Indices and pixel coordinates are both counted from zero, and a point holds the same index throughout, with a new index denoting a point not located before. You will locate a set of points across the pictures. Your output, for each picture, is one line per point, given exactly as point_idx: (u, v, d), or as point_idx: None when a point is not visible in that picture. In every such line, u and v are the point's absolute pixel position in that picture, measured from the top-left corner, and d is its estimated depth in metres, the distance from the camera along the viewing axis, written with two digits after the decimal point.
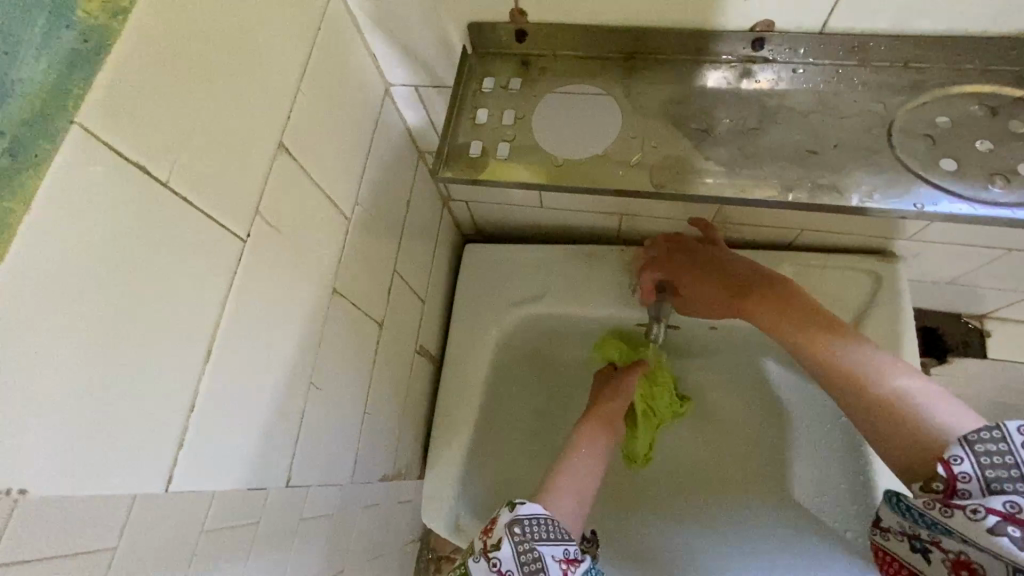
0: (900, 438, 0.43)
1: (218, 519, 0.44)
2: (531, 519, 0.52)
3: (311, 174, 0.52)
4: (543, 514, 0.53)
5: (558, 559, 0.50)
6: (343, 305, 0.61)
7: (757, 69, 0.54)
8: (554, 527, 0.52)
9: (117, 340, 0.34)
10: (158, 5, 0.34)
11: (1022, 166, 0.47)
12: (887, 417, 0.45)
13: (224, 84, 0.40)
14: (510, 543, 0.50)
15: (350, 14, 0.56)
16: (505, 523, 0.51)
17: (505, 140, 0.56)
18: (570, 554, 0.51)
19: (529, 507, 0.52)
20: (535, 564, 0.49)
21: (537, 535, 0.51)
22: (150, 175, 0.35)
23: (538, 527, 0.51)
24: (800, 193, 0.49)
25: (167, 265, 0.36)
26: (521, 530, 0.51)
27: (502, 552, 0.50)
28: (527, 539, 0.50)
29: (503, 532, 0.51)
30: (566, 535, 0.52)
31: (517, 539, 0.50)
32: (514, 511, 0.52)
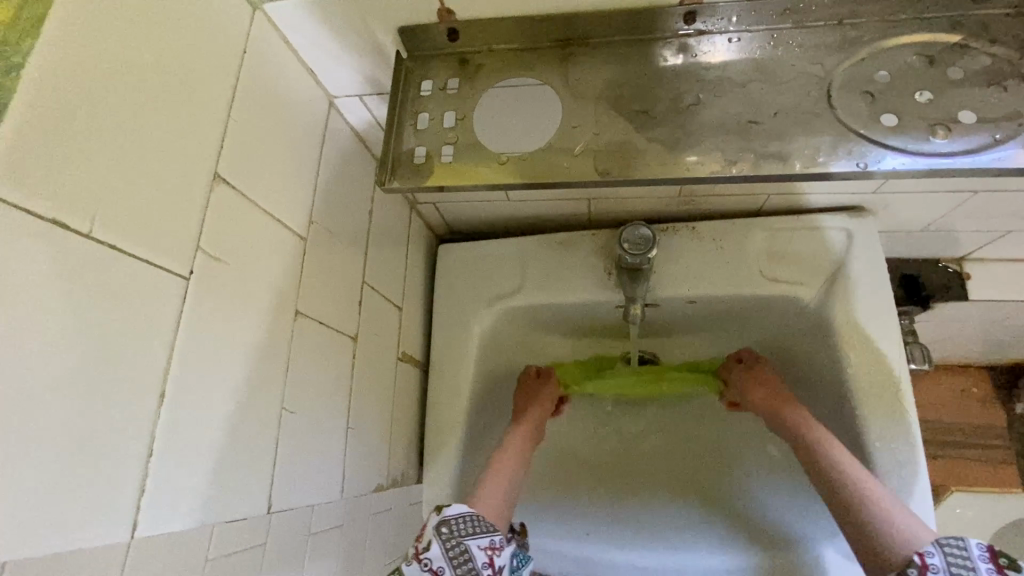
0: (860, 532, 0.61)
1: (218, 543, 0.46)
2: (457, 519, 0.60)
3: (255, 201, 0.52)
4: (469, 512, 0.61)
5: (484, 549, 0.58)
6: (310, 324, 0.60)
7: (692, 43, 0.53)
8: (478, 522, 0.60)
9: (57, 398, 0.34)
10: (54, 60, 0.33)
11: (962, 113, 0.46)
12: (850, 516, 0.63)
13: (144, 126, 0.39)
14: (439, 542, 0.58)
15: (277, 33, 0.55)
16: (434, 525, 0.59)
17: (448, 143, 0.55)
18: (495, 542, 0.59)
19: (454, 508, 0.61)
20: (464, 558, 0.57)
21: (464, 532, 0.59)
22: (69, 231, 0.34)
23: (464, 523, 0.59)
24: (745, 166, 0.48)
25: (102, 314, 0.36)
26: (448, 528, 0.59)
27: (432, 551, 0.57)
28: (456, 536, 0.58)
29: (432, 533, 0.59)
30: (491, 527, 0.60)
31: (446, 538, 0.58)
32: (441, 514, 0.60)
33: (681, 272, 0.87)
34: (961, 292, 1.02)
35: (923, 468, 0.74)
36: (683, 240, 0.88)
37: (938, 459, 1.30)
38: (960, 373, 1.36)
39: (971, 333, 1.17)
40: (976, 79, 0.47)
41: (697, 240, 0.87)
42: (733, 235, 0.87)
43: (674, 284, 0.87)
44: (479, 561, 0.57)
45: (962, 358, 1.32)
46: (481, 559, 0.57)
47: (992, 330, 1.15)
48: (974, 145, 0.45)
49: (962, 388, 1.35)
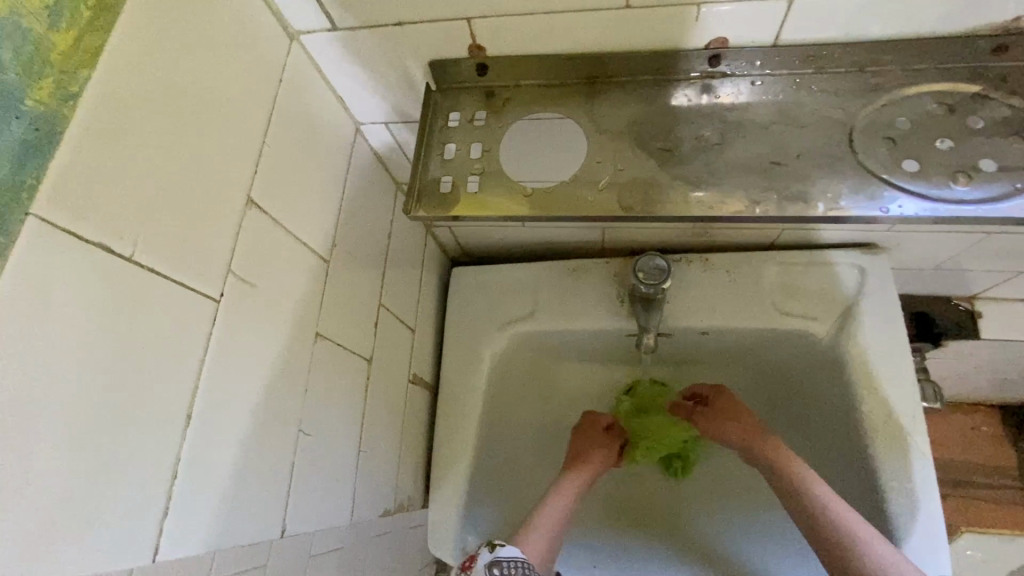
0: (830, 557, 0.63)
1: (219, 566, 0.44)
2: (510, 562, 0.57)
3: (283, 225, 0.53)
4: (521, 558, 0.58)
5: None
6: (328, 346, 0.61)
7: (715, 84, 0.54)
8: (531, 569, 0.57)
9: (90, 417, 0.34)
10: (111, 91, 0.35)
11: (982, 161, 0.47)
12: (826, 551, 0.63)
13: (184, 152, 0.40)
14: None
15: (311, 62, 0.57)
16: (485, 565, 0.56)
17: (474, 173, 0.56)
18: None
19: (507, 550, 0.58)
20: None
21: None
22: (113, 253, 0.35)
23: (517, 569, 0.56)
24: (767, 206, 0.49)
25: (137, 336, 0.37)
26: (500, 570, 0.56)
27: None
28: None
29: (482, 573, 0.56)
30: None
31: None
32: (493, 553, 0.58)
33: (694, 304, 0.88)
34: (972, 330, 1.02)
35: (937, 505, 0.73)
36: (697, 272, 0.89)
37: (948, 500, 1.28)
38: (970, 411, 1.35)
39: (980, 372, 1.16)
40: (995, 129, 0.48)
41: (710, 272, 0.88)
42: (747, 268, 0.87)
43: (687, 315, 0.88)
44: None
45: (972, 396, 1.31)
46: None
47: (1003, 369, 1.14)
48: (995, 193, 0.46)
49: (972, 427, 1.34)
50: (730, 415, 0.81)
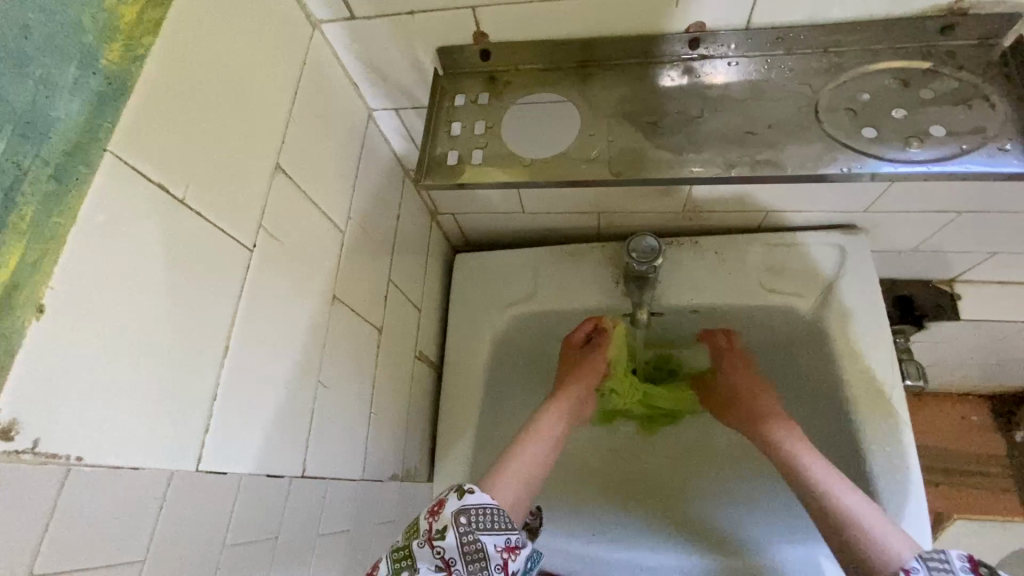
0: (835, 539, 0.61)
1: (239, 526, 0.47)
2: (477, 510, 0.54)
3: (306, 191, 0.58)
4: (490, 505, 0.55)
5: (501, 548, 0.52)
6: (344, 310, 0.66)
7: (696, 65, 0.60)
8: (498, 517, 0.54)
9: (150, 332, 0.39)
10: (169, 55, 0.40)
11: (933, 127, 0.53)
12: (821, 514, 0.64)
13: (226, 114, 0.46)
14: (455, 531, 0.52)
15: (331, 49, 0.63)
16: (452, 512, 0.53)
17: (478, 148, 0.62)
18: (512, 542, 0.54)
19: (476, 496, 0.54)
20: (477, 553, 0.51)
21: (481, 524, 0.53)
22: (168, 194, 0.40)
23: (484, 517, 0.54)
24: (742, 169, 0.54)
25: (187, 269, 0.42)
26: (467, 519, 0.53)
27: (446, 542, 0.51)
28: (471, 528, 0.52)
29: (448, 521, 0.52)
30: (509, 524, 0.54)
31: (462, 528, 0.52)
32: (461, 500, 0.54)
33: (685, 283, 0.93)
34: (953, 313, 1.07)
35: (914, 464, 0.78)
36: (688, 254, 0.94)
37: (940, 486, 1.32)
38: (961, 400, 1.39)
39: (967, 357, 1.21)
40: (944, 100, 0.54)
41: (700, 253, 0.93)
42: (734, 249, 0.92)
43: (678, 294, 0.93)
44: (492, 560, 0.51)
45: (960, 385, 1.35)
46: (495, 560, 0.52)
47: (986, 354, 1.18)
48: (943, 154, 0.51)
49: (962, 416, 1.38)
50: (743, 389, 0.87)
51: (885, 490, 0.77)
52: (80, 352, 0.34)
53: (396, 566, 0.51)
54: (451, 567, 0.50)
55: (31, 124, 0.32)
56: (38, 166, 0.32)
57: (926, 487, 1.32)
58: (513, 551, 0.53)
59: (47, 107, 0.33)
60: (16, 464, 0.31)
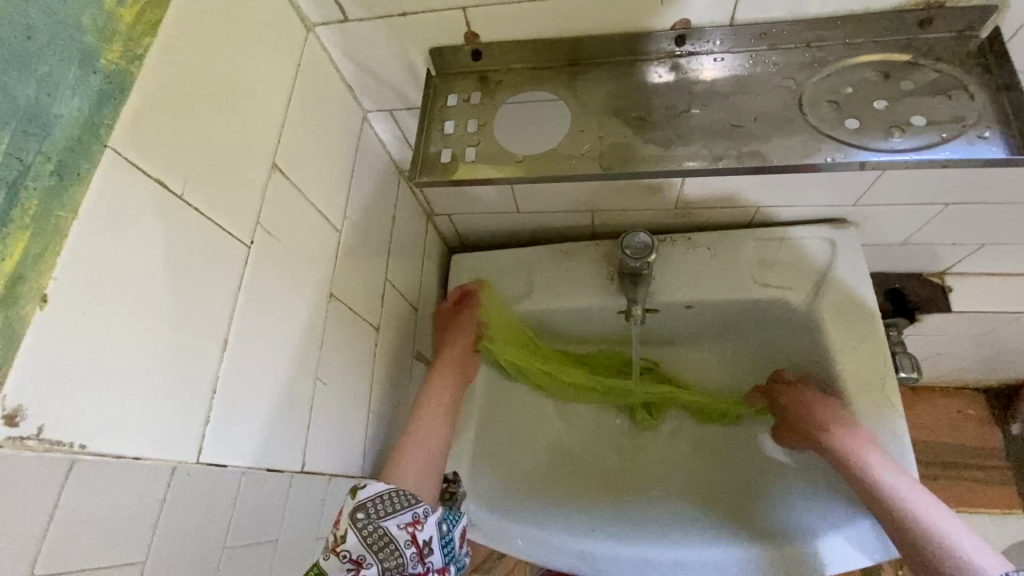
0: (921, 555, 0.66)
1: (237, 532, 0.48)
2: (372, 501, 0.59)
3: (303, 191, 0.59)
4: (384, 493, 0.60)
5: (404, 526, 0.59)
6: (340, 308, 0.66)
7: (682, 62, 0.61)
8: (395, 500, 0.60)
9: (151, 326, 0.39)
10: (167, 54, 0.41)
11: (913, 118, 0.54)
12: (907, 541, 0.68)
13: (224, 114, 0.47)
14: (354, 530, 0.56)
15: (325, 52, 0.64)
16: (349, 512, 0.57)
17: (471, 146, 0.63)
18: (417, 516, 0.61)
19: (369, 491, 0.59)
20: (381, 540, 0.57)
21: (381, 513, 0.58)
22: (168, 190, 0.41)
23: (381, 505, 0.59)
24: (729, 161, 0.55)
25: (187, 263, 0.43)
26: (363, 514, 0.57)
27: (348, 543, 0.55)
28: (370, 520, 0.57)
29: (349, 522, 0.56)
30: (411, 502, 0.62)
31: (360, 524, 0.56)
32: (356, 498, 0.58)
33: (679, 278, 0.94)
34: (944, 305, 1.08)
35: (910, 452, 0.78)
36: (681, 250, 0.95)
37: (936, 479, 1.32)
38: (955, 395, 1.40)
39: (960, 350, 1.22)
40: (924, 91, 0.55)
41: (693, 249, 0.95)
42: (726, 244, 0.94)
43: (671, 290, 0.94)
44: (401, 542, 0.58)
45: (955, 378, 1.36)
46: (403, 541, 0.58)
47: (979, 346, 1.20)
48: (924, 143, 0.53)
49: (958, 410, 1.39)
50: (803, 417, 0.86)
51: None
52: (84, 341, 0.35)
53: None
54: (360, 563, 0.55)
55: (35, 120, 0.33)
56: (40, 161, 0.33)
57: (923, 480, 1.32)
58: (417, 525, 0.60)
59: (50, 105, 0.34)
60: (20, 450, 0.31)
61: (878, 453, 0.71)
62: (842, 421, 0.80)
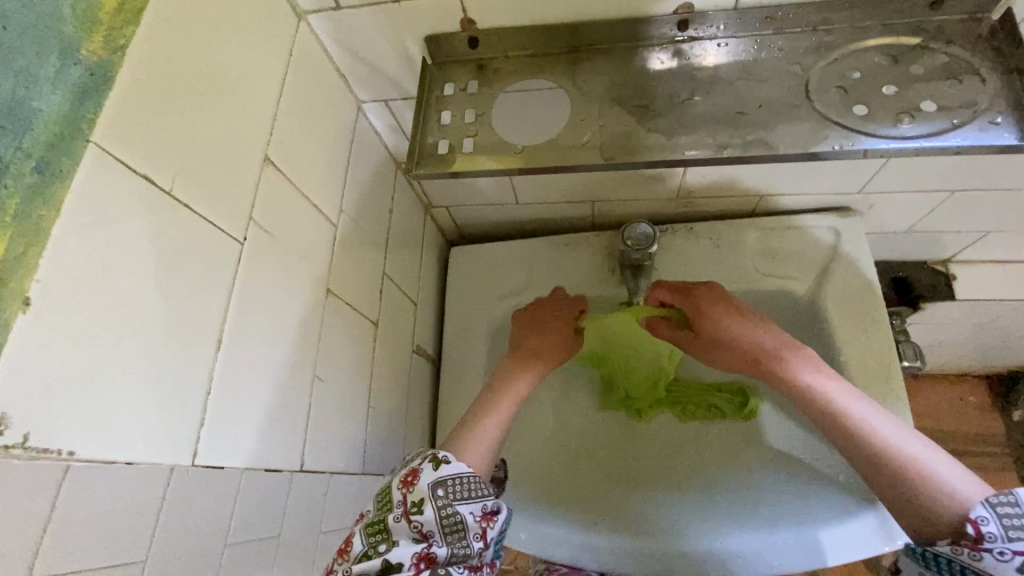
0: (912, 510, 0.47)
1: (237, 529, 0.47)
2: (453, 480, 0.52)
3: (297, 184, 0.58)
4: (467, 474, 0.53)
5: (476, 517, 0.51)
6: (337, 304, 0.65)
7: (685, 47, 0.60)
8: (474, 486, 0.52)
9: (142, 327, 0.38)
10: (152, 43, 0.40)
11: (924, 103, 0.53)
12: (902, 494, 0.48)
13: (211, 105, 0.46)
14: (433, 505, 0.50)
15: (317, 41, 0.62)
16: (428, 485, 0.51)
17: (469, 136, 0.61)
18: (488, 510, 0.52)
19: (452, 468, 0.52)
20: (455, 526, 0.50)
21: (458, 495, 0.51)
22: (156, 186, 0.40)
23: (461, 487, 0.52)
24: (734, 150, 0.54)
25: (177, 260, 0.41)
26: (444, 490, 0.51)
27: (424, 517, 0.49)
28: (449, 500, 0.50)
29: (425, 495, 0.50)
30: (486, 492, 0.52)
31: (439, 503, 0.50)
32: (437, 471, 0.52)
33: (681, 269, 0.93)
34: (948, 293, 1.07)
35: None
36: (683, 241, 0.94)
37: None
38: (956, 382, 1.39)
39: (962, 338, 1.21)
40: (935, 75, 0.54)
41: (695, 240, 0.93)
42: (729, 233, 0.92)
43: (673, 281, 0.93)
44: (470, 533, 0.50)
45: (956, 366, 1.36)
46: (473, 531, 0.51)
47: (982, 333, 1.19)
48: (934, 129, 0.51)
49: (959, 397, 1.38)
50: (715, 311, 0.67)
51: None
52: (71, 343, 0.34)
53: (371, 540, 0.49)
54: (429, 538, 0.49)
55: (13, 114, 0.32)
56: (20, 158, 0.32)
57: None
58: (491, 520, 0.52)
59: (29, 98, 0.32)
60: (7, 458, 0.30)
61: (824, 369, 0.59)
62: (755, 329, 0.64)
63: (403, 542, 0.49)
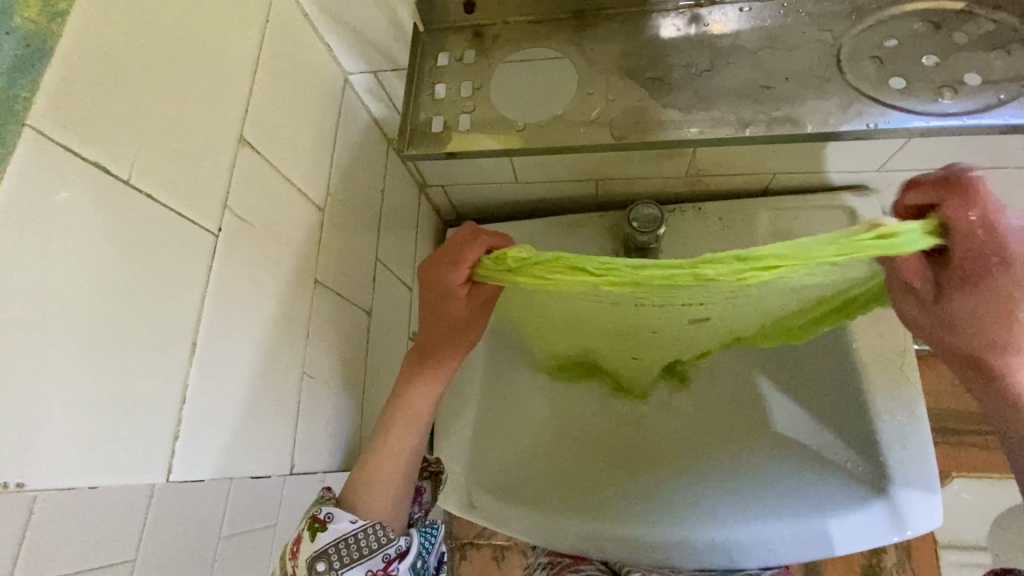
0: None
1: (231, 521, 0.46)
2: (337, 544, 0.49)
3: (277, 167, 0.53)
4: (353, 532, 0.50)
5: (376, 572, 0.50)
6: (325, 295, 0.61)
7: (703, 13, 0.54)
8: (362, 543, 0.50)
9: (101, 336, 0.35)
10: (100, 7, 0.35)
11: (968, 76, 0.48)
12: None
13: (175, 81, 0.40)
14: None
15: (296, 4, 0.56)
16: (310, 559, 0.48)
17: (466, 112, 0.56)
18: (388, 558, 0.50)
19: (331, 529, 0.49)
20: None
21: (345, 559, 0.49)
22: (110, 175, 0.35)
23: (346, 550, 0.49)
24: (757, 129, 0.49)
25: (141, 258, 0.37)
26: (327, 563, 0.48)
27: None
28: (337, 569, 0.48)
29: (308, 569, 0.48)
30: (382, 541, 0.51)
31: (324, 575, 0.48)
32: (315, 542, 0.49)
33: (689, 252, 0.89)
34: None
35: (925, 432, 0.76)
36: (691, 221, 0.89)
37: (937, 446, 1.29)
38: None
39: None
40: (980, 44, 0.48)
41: (704, 220, 0.89)
42: (740, 214, 0.88)
43: None
44: None
45: None
46: None
47: None
48: (978, 105, 0.46)
49: None
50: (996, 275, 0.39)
51: (897, 465, 0.75)
52: (14, 360, 0.30)
53: None
54: None
55: None
56: None
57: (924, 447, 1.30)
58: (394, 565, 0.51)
59: None
60: None
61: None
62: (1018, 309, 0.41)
63: None
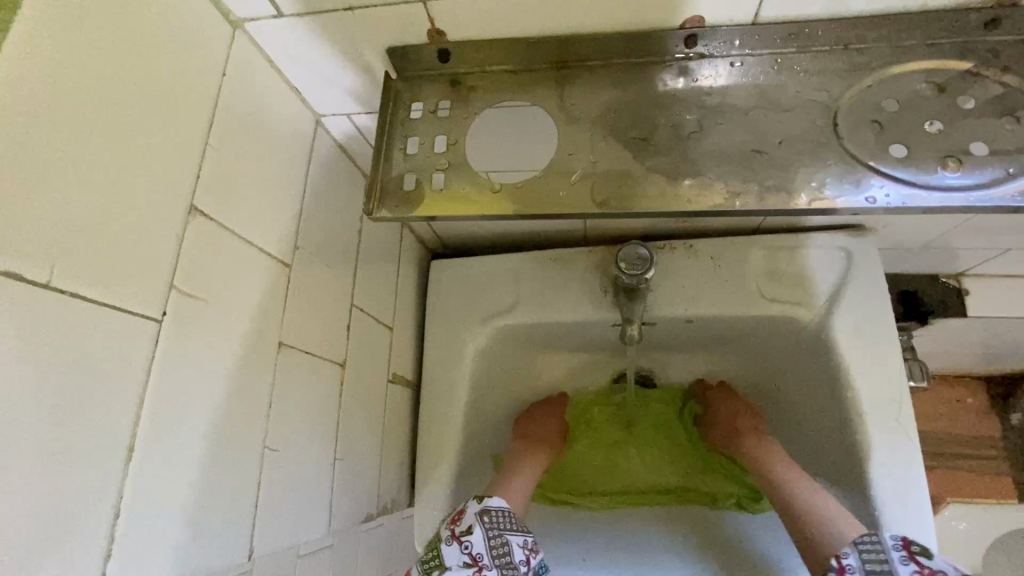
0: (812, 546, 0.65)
1: None
2: (497, 512, 0.68)
3: (237, 233, 0.50)
4: (505, 509, 0.69)
5: (520, 546, 0.66)
6: (293, 356, 0.57)
7: (693, 66, 0.51)
8: (513, 518, 0.68)
9: (17, 462, 0.32)
10: (19, 101, 0.32)
11: (974, 145, 0.45)
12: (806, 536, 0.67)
13: (110, 168, 0.37)
14: (481, 528, 0.65)
15: (258, 52, 0.53)
16: (476, 513, 0.67)
17: (440, 169, 0.53)
18: (529, 542, 0.67)
19: (494, 502, 0.69)
20: (501, 552, 0.64)
21: (502, 526, 0.67)
22: (27, 281, 0.33)
23: (503, 519, 0.67)
24: (749, 198, 0.46)
25: (63, 369, 0.35)
26: (489, 518, 0.67)
27: (474, 536, 0.65)
28: (495, 528, 0.66)
29: (474, 521, 0.66)
30: (524, 527, 0.68)
31: (488, 526, 0.66)
32: (483, 504, 0.68)
33: (680, 291, 0.86)
34: (960, 308, 1.00)
35: (924, 487, 0.72)
36: (682, 259, 0.86)
37: (935, 471, 1.19)
38: (957, 384, 1.26)
39: (970, 350, 1.13)
40: (987, 110, 0.45)
41: (696, 259, 0.86)
42: (732, 253, 0.85)
43: (672, 304, 0.85)
44: (514, 556, 0.65)
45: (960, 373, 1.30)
46: (516, 556, 0.65)
47: (992, 348, 1.13)
48: (984, 179, 0.44)
49: (956, 399, 1.24)
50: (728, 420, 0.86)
51: (893, 522, 0.71)
52: None
53: (427, 565, 0.63)
54: (479, 562, 0.63)
55: None
56: None
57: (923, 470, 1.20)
58: (531, 551, 0.67)
59: None
60: None
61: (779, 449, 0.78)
62: (754, 424, 0.83)
63: (454, 567, 0.62)
